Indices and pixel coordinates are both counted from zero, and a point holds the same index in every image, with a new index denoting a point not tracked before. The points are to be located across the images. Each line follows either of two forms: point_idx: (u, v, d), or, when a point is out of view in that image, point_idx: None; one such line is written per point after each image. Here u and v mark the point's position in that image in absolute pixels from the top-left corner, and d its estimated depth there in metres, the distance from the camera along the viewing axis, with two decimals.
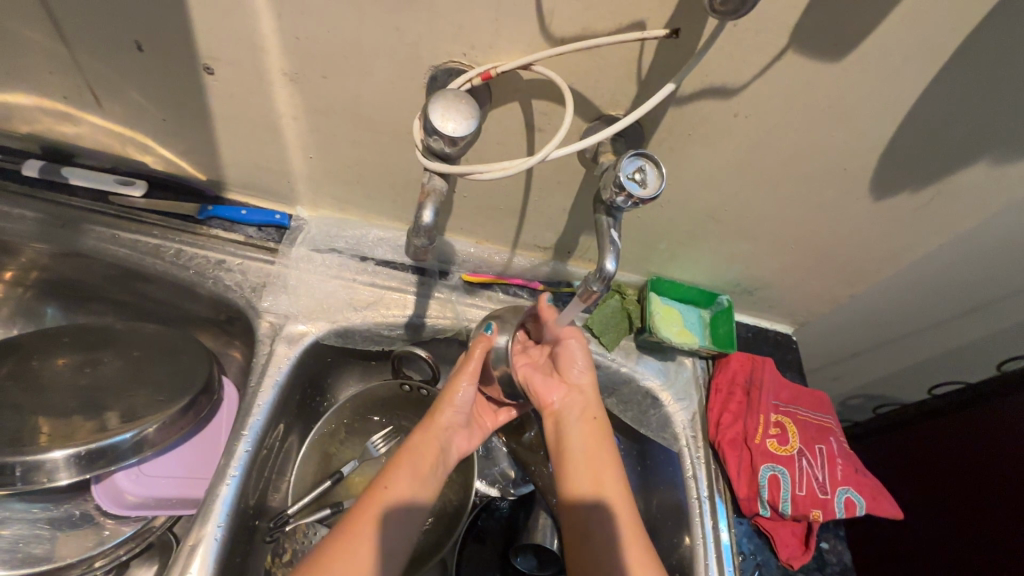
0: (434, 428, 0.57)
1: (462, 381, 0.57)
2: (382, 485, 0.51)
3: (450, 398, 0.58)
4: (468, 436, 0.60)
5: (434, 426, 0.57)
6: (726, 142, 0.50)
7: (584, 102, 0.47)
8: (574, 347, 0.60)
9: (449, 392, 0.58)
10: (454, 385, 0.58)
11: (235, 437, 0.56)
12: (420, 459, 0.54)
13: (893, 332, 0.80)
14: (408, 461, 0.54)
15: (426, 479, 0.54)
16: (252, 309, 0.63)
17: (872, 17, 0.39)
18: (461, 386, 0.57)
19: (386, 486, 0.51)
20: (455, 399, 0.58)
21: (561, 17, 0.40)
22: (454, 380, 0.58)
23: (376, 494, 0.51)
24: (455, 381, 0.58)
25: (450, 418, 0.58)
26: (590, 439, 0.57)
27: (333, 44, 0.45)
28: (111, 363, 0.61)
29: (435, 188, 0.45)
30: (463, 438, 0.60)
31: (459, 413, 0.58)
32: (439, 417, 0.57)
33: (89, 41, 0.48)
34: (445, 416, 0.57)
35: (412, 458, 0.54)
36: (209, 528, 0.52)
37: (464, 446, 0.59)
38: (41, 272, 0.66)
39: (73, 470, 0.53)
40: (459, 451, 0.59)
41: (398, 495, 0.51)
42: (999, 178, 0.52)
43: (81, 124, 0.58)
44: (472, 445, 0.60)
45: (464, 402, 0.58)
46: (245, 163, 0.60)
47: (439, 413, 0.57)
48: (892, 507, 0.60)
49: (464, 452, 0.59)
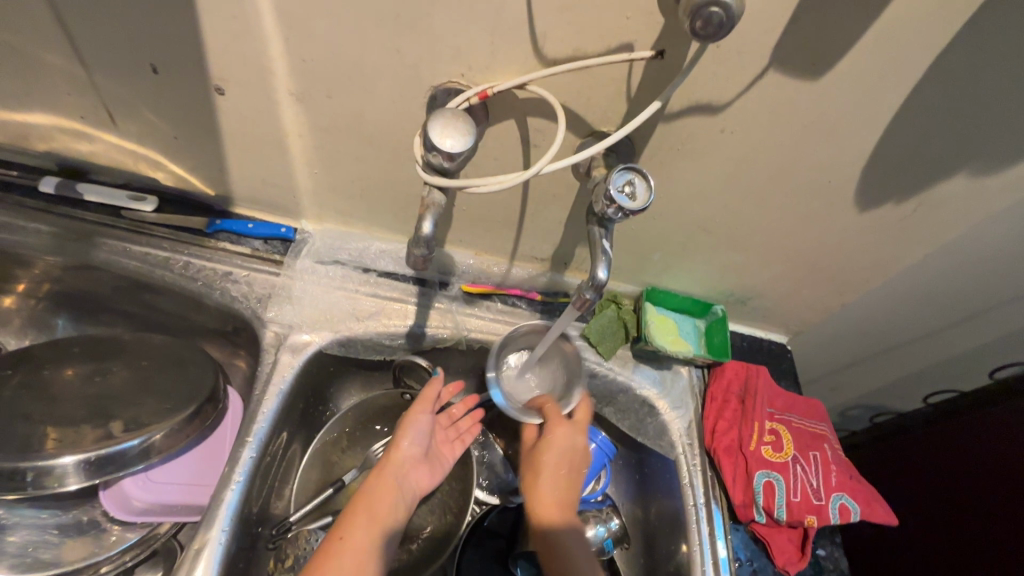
0: (386, 468, 0.60)
1: (410, 421, 0.62)
2: (339, 537, 0.54)
3: (402, 435, 0.62)
4: (427, 471, 0.63)
5: (388, 466, 0.61)
6: (714, 157, 0.52)
7: (577, 119, 0.49)
8: (564, 433, 0.62)
9: (399, 429, 0.63)
10: (404, 424, 0.62)
11: (240, 444, 0.58)
12: (374, 503, 0.57)
13: (887, 341, 0.81)
14: (363, 506, 0.57)
15: (383, 520, 0.57)
16: (258, 319, 0.65)
17: (848, 37, 0.42)
18: (410, 422, 0.62)
19: (341, 537, 0.54)
20: (406, 435, 0.62)
21: (553, 39, 0.43)
22: (405, 420, 0.63)
23: (335, 545, 0.53)
24: (404, 420, 0.62)
25: (405, 455, 0.62)
26: (560, 488, 0.61)
27: (337, 66, 0.48)
28: (120, 372, 0.62)
29: (434, 201, 0.47)
30: (421, 473, 0.63)
31: (412, 446, 0.62)
32: (393, 454, 0.62)
33: (106, 64, 0.51)
34: (399, 453, 0.61)
35: (367, 502, 0.57)
36: (213, 533, 0.53)
37: (422, 481, 0.63)
38: (53, 284, 0.68)
39: (81, 476, 0.54)
40: (416, 486, 0.62)
41: (354, 544, 0.53)
42: (980, 189, 0.54)
43: (97, 142, 0.61)
44: (432, 480, 0.63)
45: (415, 438, 0.62)
46: (252, 179, 0.63)
47: (392, 452, 0.62)
48: (885, 512, 0.61)
49: (423, 486, 0.63)
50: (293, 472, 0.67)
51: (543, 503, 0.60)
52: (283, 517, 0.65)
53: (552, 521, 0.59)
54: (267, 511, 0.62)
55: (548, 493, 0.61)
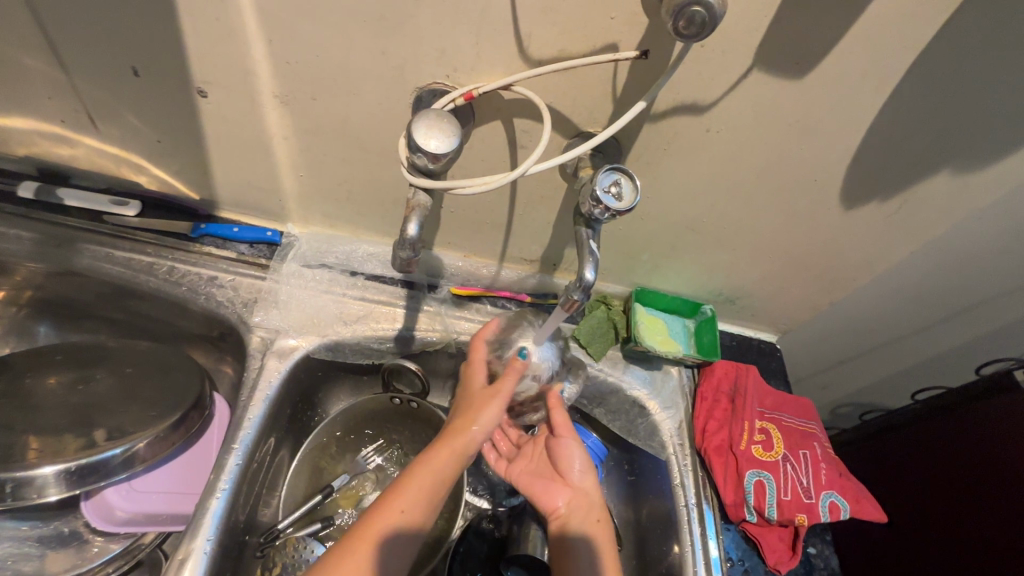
0: (459, 450, 0.52)
1: (497, 406, 0.54)
2: (399, 509, 0.49)
3: (479, 423, 0.53)
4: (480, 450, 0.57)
5: (456, 449, 0.52)
6: (700, 157, 0.52)
7: (563, 120, 0.49)
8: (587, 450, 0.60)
9: (483, 408, 0.53)
10: (489, 407, 0.54)
11: (226, 451, 0.57)
12: (434, 486, 0.51)
13: (874, 339, 0.82)
14: (428, 484, 0.51)
15: (439, 500, 0.52)
16: (243, 324, 0.64)
17: (830, 38, 0.42)
18: (499, 405, 0.54)
19: (400, 510, 0.49)
20: (489, 421, 0.53)
21: (538, 40, 0.43)
22: (489, 405, 0.54)
23: (391, 518, 0.49)
24: (494, 402, 0.53)
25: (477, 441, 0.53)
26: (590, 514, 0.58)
27: (322, 68, 0.47)
28: (103, 380, 0.61)
29: (420, 202, 0.47)
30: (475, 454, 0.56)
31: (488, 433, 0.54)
32: (464, 439, 0.52)
33: (84, 65, 0.50)
34: (472, 440, 0.53)
35: (432, 482, 0.51)
36: (198, 543, 0.52)
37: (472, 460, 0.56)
38: (34, 291, 0.67)
39: (62, 486, 0.53)
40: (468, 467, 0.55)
41: (407, 520, 0.49)
42: (961, 186, 0.55)
43: (77, 146, 0.60)
44: None
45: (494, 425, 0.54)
46: (238, 182, 0.62)
47: (468, 434, 0.52)
48: (875, 509, 0.61)
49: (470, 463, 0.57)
50: (281, 478, 0.67)
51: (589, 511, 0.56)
52: (271, 524, 0.64)
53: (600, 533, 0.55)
54: (255, 518, 0.61)
55: (596, 494, 0.58)
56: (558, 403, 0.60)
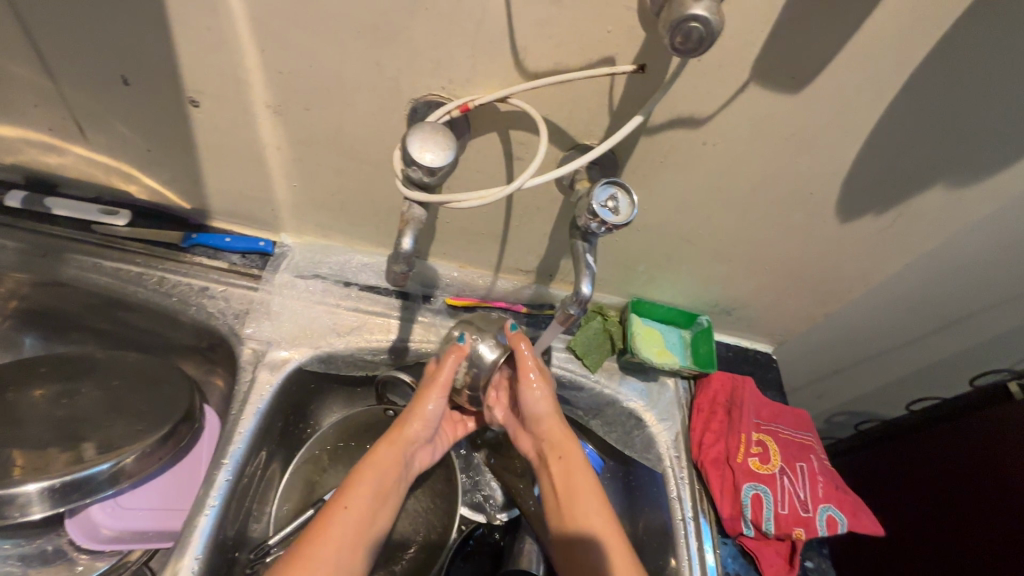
0: (399, 442, 0.57)
1: (434, 396, 0.57)
2: (343, 505, 0.51)
3: (416, 414, 0.57)
4: (430, 449, 0.61)
5: (399, 441, 0.57)
6: (698, 169, 0.52)
7: (559, 132, 0.49)
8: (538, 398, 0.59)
9: (417, 405, 0.57)
10: (425, 399, 0.57)
11: (215, 466, 0.56)
12: (379, 476, 0.54)
13: (870, 349, 0.82)
14: (371, 478, 0.53)
15: (385, 498, 0.54)
16: (235, 335, 0.63)
17: (826, 52, 0.42)
18: (435, 399, 0.57)
19: (346, 505, 0.51)
20: (425, 413, 0.57)
21: (534, 53, 0.42)
22: (424, 395, 0.57)
23: (338, 515, 0.50)
24: (425, 398, 0.57)
25: (417, 432, 0.58)
26: (559, 477, 0.58)
27: (316, 79, 0.47)
28: (90, 393, 0.60)
29: (415, 216, 0.46)
30: (423, 452, 0.60)
31: (426, 427, 0.58)
32: (403, 432, 0.57)
33: (73, 72, 0.49)
34: (412, 431, 0.57)
35: (374, 478, 0.54)
36: (186, 561, 0.51)
37: (423, 459, 0.60)
38: (20, 301, 0.65)
39: (46, 504, 0.51)
40: (416, 466, 0.59)
41: (355, 516, 0.51)
42: (956, 200, 0.55)
43: (65, 155, 0.59)
44: (431, 458, 0.61)
45: (433, 417, 0.58)
46: (229, 192, 0.61)
47: (407, 427, 0.57)
48: (872, 522, 0.61)
49: (422, 464, 0.60)
50: (272, 493, 0.65)
51: (560, 481, 0.57)
52: (262, 539, 0.62)
53: (578, 502, 0.56)
54: (244, 535, 0.60)
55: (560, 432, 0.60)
56: (518, 342, 0.58)
